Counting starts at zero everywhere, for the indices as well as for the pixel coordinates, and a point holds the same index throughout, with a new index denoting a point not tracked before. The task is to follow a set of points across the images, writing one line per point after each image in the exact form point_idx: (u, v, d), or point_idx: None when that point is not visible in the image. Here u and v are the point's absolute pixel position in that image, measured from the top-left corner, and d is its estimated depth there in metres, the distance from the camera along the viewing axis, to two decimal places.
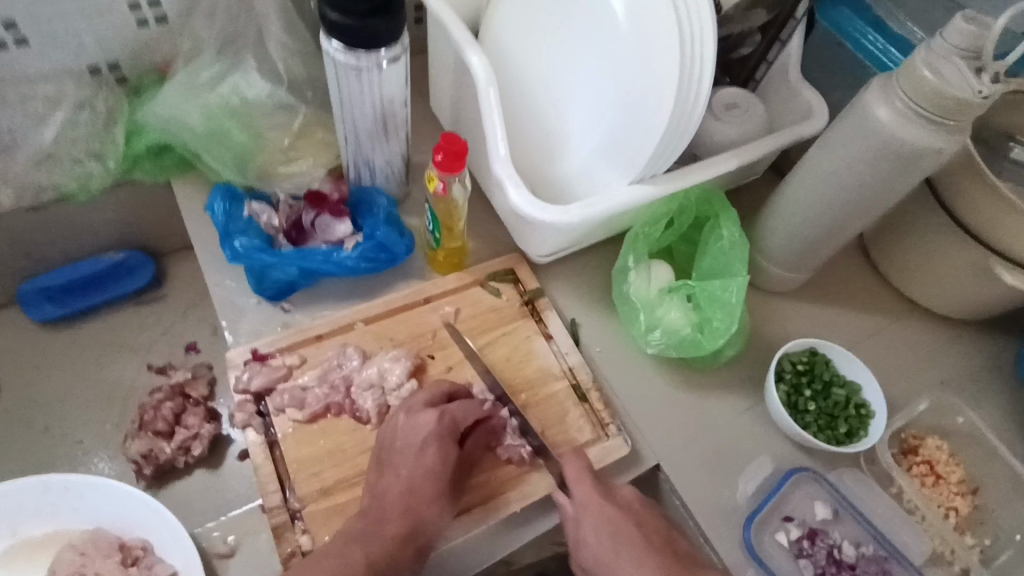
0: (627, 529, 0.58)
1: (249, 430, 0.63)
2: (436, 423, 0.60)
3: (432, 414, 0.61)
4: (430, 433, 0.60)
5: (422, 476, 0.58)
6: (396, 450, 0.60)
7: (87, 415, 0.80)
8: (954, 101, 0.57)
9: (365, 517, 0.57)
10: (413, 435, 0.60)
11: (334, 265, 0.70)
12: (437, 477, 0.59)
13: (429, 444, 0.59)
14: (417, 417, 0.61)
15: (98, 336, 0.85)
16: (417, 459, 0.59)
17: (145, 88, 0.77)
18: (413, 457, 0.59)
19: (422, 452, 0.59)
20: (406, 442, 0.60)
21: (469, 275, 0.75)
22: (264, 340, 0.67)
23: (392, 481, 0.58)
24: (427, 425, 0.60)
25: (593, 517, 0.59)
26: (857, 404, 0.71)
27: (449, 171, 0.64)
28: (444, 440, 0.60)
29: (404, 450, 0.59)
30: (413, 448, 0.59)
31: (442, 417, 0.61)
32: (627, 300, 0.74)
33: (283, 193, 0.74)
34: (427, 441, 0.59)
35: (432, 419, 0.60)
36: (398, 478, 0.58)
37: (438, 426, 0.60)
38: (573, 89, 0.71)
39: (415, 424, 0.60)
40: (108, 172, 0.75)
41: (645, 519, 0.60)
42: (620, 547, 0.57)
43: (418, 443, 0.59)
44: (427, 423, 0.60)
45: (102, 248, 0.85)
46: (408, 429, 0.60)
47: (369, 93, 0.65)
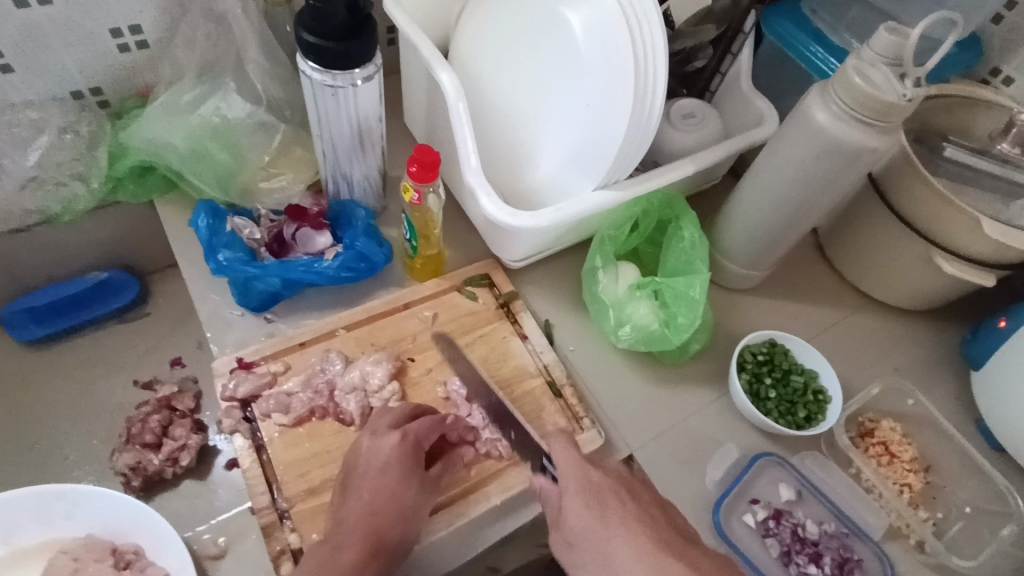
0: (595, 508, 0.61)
1: (237, 436, 0.65)
2: (399, 446, 0.61)
3: (394, 436, 0.62)
4: (392, 457, 0.61)
5: (386, 497, 0.60)
6: (360, 474, 0.61)
7: (74, 432, 0.82)
8: (882, 104, 0.62)
9: (325, 542, 0.58)
10: (377, 457, 0.61)
11: (316, 274, 0.73)
12: (400, 498, 0.60)
13: (391, 465, 0.60)
14: (381, 439, 0.62)
15: (83, 355, 0.87)
16: (380, 481, 0.60)
17: (127, 111, 0.80)
18: (378, 481, 0.60)
19: (384, 475, 0.60)
20: (369, 465, 0.61)
21: (446, 281, 0.78)
22: (249, 349, 0.69)
23: (353, 504, 0.59)
24: (389, 448, 0.61)
25: (575, 488, 0.59)
26: (815, 390, 0.75)
27: (423, 182, 0.68)
28: (406, 462, 0.61)
29: (366, 474, 0.60)
30: (375, 471, 0.60)
31: (404, 439, 0.62)
32: (597, 299, 0.78)
33: (265, 208, 0.77)
34: (390, 464, 0.61)
35: (394, 441, 0.61)
36: (359, 500, 0.59)
37: (401, 449, 0.61)
38: (537, 102, 0.75)
39: (377, 446, 0.62)
40: (92, 193, 0.78)
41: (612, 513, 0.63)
42: (605, 512, 0.57)
43: (381, 467, 0.60)
44: (388, 449, 0.61)
45: (85, 268, 0.87)
46: (372, 451, 0.62)
47: (345, 110, 0.68)
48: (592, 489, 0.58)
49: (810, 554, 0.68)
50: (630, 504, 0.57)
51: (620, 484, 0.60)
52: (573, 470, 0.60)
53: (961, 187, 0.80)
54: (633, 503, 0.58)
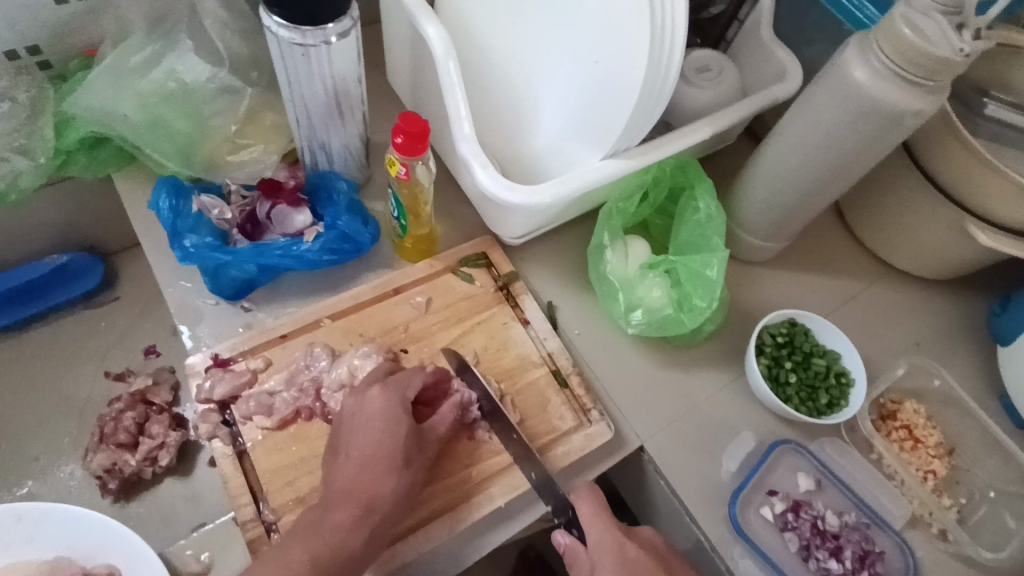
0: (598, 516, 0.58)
1: (215, 441, 0.59)
2: (382, 397, 0.58)
3: (377, 390, 0.59)
4: (377, 409, 0.58)
5: (376, 453, 0.56)
6: (347, 431, 0.58)
7: (44, 430, 0.76)
8: (936, 61, 0.54)
9: (318, 505, 0.55)
10: (360, 413, 0.58)
11: (295, 259, 0.65)
12: (388, 453, 0.56)
13: (376, 420, 0.57)
14: (363, 395, 0.59)
15: (48, 345, 0.80)
16: (367, 436, 0.57)
17: (72, 73, 0.70)
18: (366, 437, 0.57)
19: (370, 431, 0.57)
20: (355, 421, 0.58)
21: (440, 261, 0.71)
22: (225, 344, 0.63)
23: (342, 465, 0.57)
24: (373, 402, 0.58)
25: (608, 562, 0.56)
26: (837, 373, 0.70)
27: (411, 154, 0.60)
28: (392, 415, 0.58)
29: (354, 429, 0.58)
30: (363, 425, 0.58)
31: (386, 389, 0.59)
32: (605, 279, 0.72)
33: (235, 183, 0.69)
34: (376, 416, 0.58)
35: (377, 394, 0.59)
36: (353, 464, 0.56)
37: (385, 400, 0.58)
38: (540, 60, 0.67)
39: (362, 403, 0.58)
40: (40, 168, 0.68)
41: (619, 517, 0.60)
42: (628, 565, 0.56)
43: (367, 424, 0.58)
44: (374, 400, 0.58)
45: (43, 250, 0.79)
46: (355, 409, 0.59)
47: (318, 71, 0.60)
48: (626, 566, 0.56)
49: (831, 548, 0.65)
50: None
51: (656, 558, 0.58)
52: (608, 543, 0.57)
53: (1001, 149, 0.73)
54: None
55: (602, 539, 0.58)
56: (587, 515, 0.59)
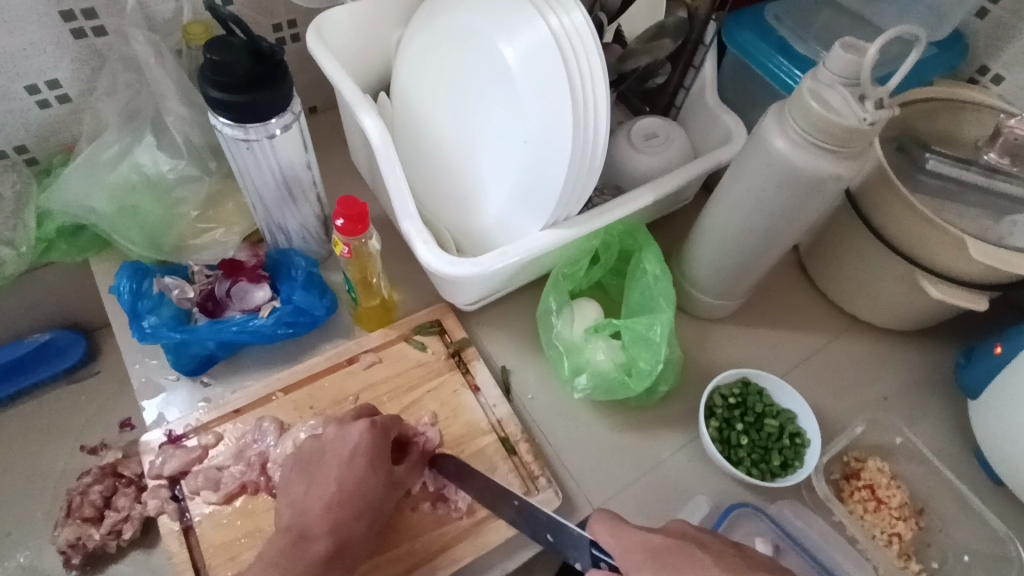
0: (681, 552, 0.50)
1: (163, 517, 0.61)
2: (369, 435, 0.60)
3: (364, 424, 0.61)
4: (360, 444, 0.60)
5: (356, 489, 0.58)
6: (323, 465, 0.60)
7: (17, 507, 0.80)
8: (842, 129, 0.56)
9: (286, 536, 0.56)
10: (343, 446, 0.60)
11: (250, 334, 0.69)
12: (365, 492, 0.59)
13: (360, 453, 0.59)
14: (348, 428, 0.61)
15: (29, 420, 0.85)
16: (346, 471, 0.59)
17: (55, 168, 0.76)
18: (344, 474, 0.59)
19: (350, 464, 0.59)
20: (336, 454, 0.60)
21: (394, 330, 0.74)
22: (180, 420, 0.66)
23: (317, 495, 0.58)
24: (358, 437, 0.60)
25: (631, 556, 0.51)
26: (792, 433, 0.70)
27: (352, 236, 0.63)
28: (377, 452, 0.60)
29: (333, 461, 0.59)
30: (344, 459, 0.59)
31: (375, 426, 0.61)
32: (553, 344, 0.73)
33: (198, 264, 0.73)
34: (359, 453, 0.59)
35: (365, 429, 0.60)
36: (327, 501, 0.58)
37: (372, 439, 0.60)
38: (474, 141, 0.70)
39: (346, 439, 0.60)
40: (22, 257, 0.74)
41: (698, 537, 0.52)
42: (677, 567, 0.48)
43: (347, 460, 0.59)
44: (360, 438, 0.60)
45: (25, 331, 0.85)
46: (339, 441, 0.60)
47: (266, 163, 0.64)
48: (656, 557, 0.49)
49: None
50: (702, 555, 0.49)
51: (683, 539, 0.51)
52: (631, 542, 0.52)
53: (945, 204, 0.73)
54: (711, 562, 0.49)
55: (626, 541, 0.52)
56: (605, 534, 0.53)
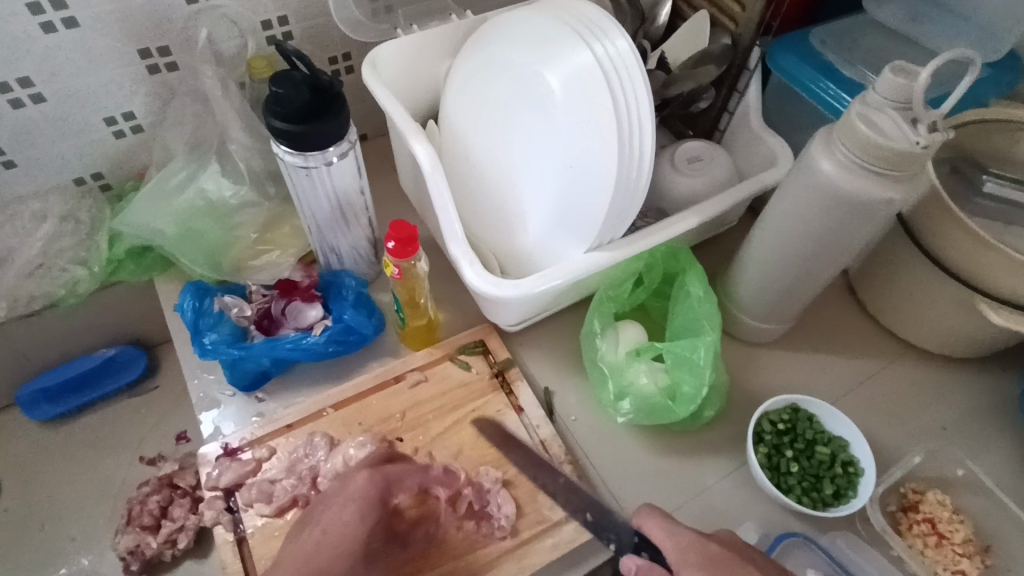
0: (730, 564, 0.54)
1: (218, 527, 0.63)
2: (365, 482, 0.61)
3: (365, 473, 0.62)
4: (358, 490, 0.60)
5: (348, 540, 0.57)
6: (319, 512, 0.60)
7: (81, 512, 0.84)
8: (893, 153, 0.55)
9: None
10: (342, 492, 0.61)
11: (303, 351, 0.72)
12: (354, 539, 0.58)
13: (352, 502, 0.60)
14: (351, 475, 0.62)
15: (93, 429, 0.89)
16: (340, 518, 0.59)
17: (126, 193, 0.81)
18: (337, 518, 0.59)
19: (343, 509, 0.59)
20: (332, 501, 0.60)
21: (439, 349, 0.76)
22: (236, 433, 0.68)
23: (304, 540, 0.58)
24: (356, 483, 0.61)
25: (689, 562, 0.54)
26: (844, 462, 0.68)
27: (402, 257, 0.65)
28: (373, 504, 0.60)
29: (328, 503, 0.60)
30: (337, 508, 0.59)
31: (373, 475, 0.62)
32: (597, 365, 0.73)
33: (255, 284, 0.76)
34: (351, 499, 0.60)
35: (365, 477, 0.61)
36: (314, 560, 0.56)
37: (369, 485, 0.61)
38: (515, 165, 0.72)
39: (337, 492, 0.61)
40: (94, 275, 0.79)
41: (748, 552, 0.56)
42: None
43: (340, 513, 0.59)
44: (358, 484, 0.61)
45: (94, 346, 0.90)
46: (339, 486, 0.61)
47: (321, 187, 0.67)
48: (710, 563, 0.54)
49: None
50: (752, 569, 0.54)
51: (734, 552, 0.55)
52: (688, 544, 0.56)
53: (1003, 228, 0.71)
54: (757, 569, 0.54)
55: (678, 544, 0.56)
56: (657, 531, 0.57)
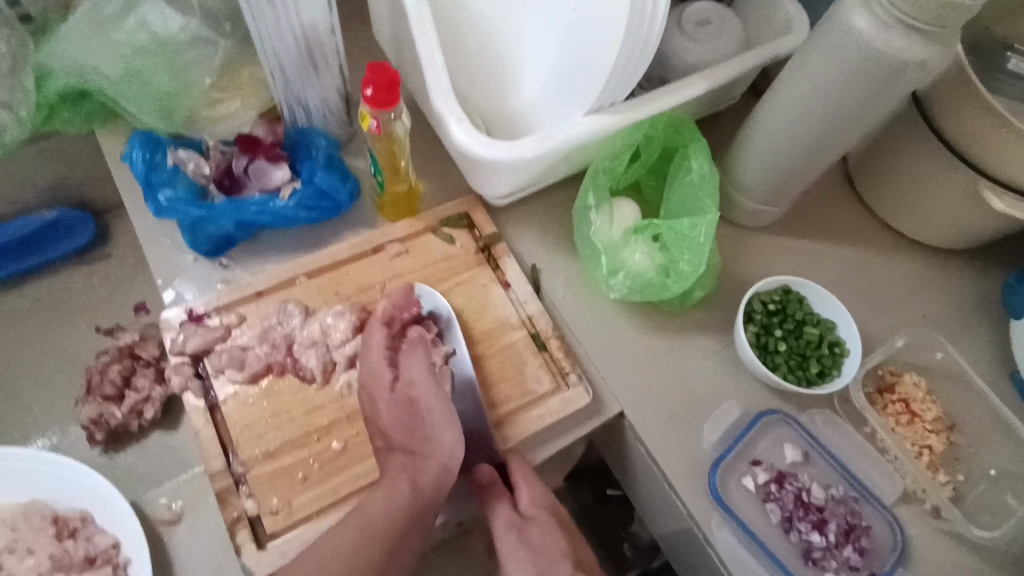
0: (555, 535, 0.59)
1: (187, 394, 0.59)
2: (380, 336, 0.61)
3: (379, 329, 0.61)
4: (378, 347, 0.61)
5: (439, 405, 0.58)
6: (367, 370, 0.60)
7: (37, 381, 0.79)
8: (941, 3, 0.49)
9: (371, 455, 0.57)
10: (372, 354, 0.60)
11: (272, 215, 0.66)
12: (405, 400, 0.58)
13: (382, 359, 0.60)
14: (369, 334, 0.61)
15: (41, 297, 0.82)
16: (378, 382, 0.59)
17: (51, 26, 0.70)
18: (378, 378, 0.59)
19: (381, 368, 0.60)
20: (367, 362, 0.60)
21: (421, 221, 0.70)
22: (201, 299, 0.63)
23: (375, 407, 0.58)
24: (376, 342, 0.61)
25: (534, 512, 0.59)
26: (831, 343, 0.67)
27: (381, 106, 0.59)
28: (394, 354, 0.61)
29: (369, 368, 0.60)
30: (376, 367, 0.60)
31: (385, 326, 0.62)
32: (589, 241, 0.69)
33: (213, 139, 0.69)
34: (379, 357, 0.60)
35: (381, 333, 0.61)
36: (434, 441, 0.57)
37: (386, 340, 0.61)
38: (528, 6, 0.65)
39: (378, 379, 0.59)
40: (22, 122, 0.69)
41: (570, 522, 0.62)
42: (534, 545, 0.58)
43: (394, 398, 0.58)
44: (376, 336, 0.61)
45: (32, 206, 0.81)
46: (365, 348, 0.61)
47: (286, 20, 0.59)
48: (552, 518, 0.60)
49: (814, 520, 0.63)
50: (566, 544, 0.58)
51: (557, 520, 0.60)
52: (533, 493, 0.60)
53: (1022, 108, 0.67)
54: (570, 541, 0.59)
55: (535, 494, 0.59)
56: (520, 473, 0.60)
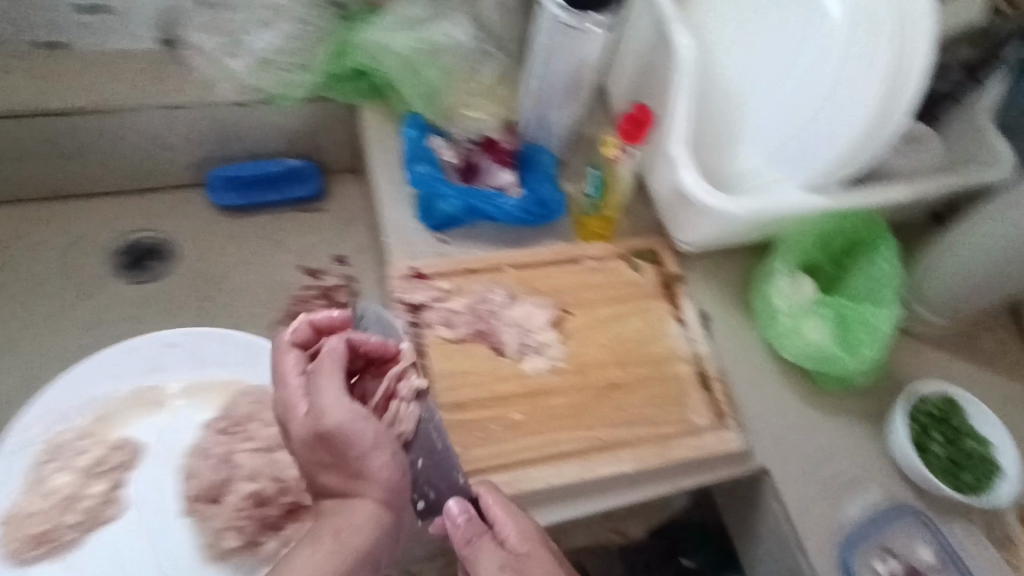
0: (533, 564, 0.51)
1: (401, 336, 0.68)
2: (295, 364, 0.55)
3: (297, 357, 0.56)
4: (297, 382, 0.54)
5: (367, 451, 0.51)
6: (323, 428, 0.52)
7: (241, 296, 0.88)
8: None
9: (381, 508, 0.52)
10: (297, 392, 0.54)
11: (496, 208, 0.74)
12: (316, 447, 0.53)
13: (301, 397, 0.54)
14: (288, 373, 0.55)
15: (264, 229, 0.92)
16: (301, 422, 0.53)
17: (357, 15, 0.83)
18: (296, 416, 0.53)
19: (302, 406, 0.54)
20: (303, 405, 0.53)
21: (615, 247, 0.77)
22: (427, 262, 0.73)
23: (319, 452, 0.53)
24: (291, 372, 0.55)
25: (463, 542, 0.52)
26: (989, 461, 0.68)
27: (630, 140, 0.70)
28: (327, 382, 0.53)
29: (297, 416, 0.53)
30: (300, 403, 0.54)
31: (301, 359, 0.56)
32: (768, 302, 0.74)
33: (461, 134, 0.79)
34: (299, 396, 0.54)
35: (297, 363, 0.55)
36: (365, 479, 0.52)
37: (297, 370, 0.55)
38: (760, 84, 0.72)
39: (292, 410, 0.53)
40: (311, 85, 0.83)
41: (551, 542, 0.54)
42: None
43: (390, 462, 0.52)
44: (290, 361, 0.55)
45: (280, 153, 0.92)
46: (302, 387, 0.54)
47: (569, 53, 0.69)
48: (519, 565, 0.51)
49: None
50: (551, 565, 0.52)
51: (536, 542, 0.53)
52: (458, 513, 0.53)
53: None
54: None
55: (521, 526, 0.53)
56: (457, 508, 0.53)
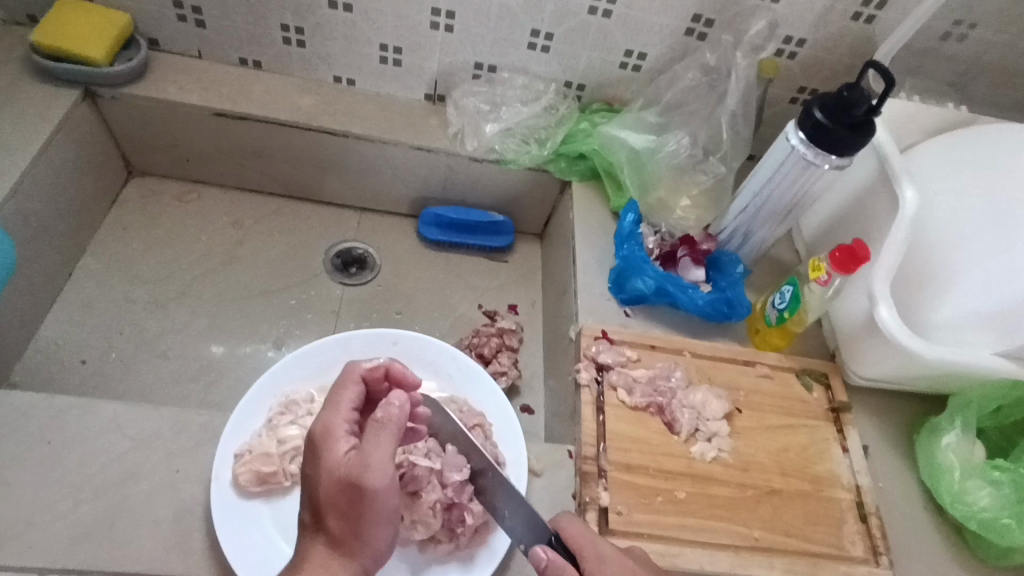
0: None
1: (586, 389, 0.75)
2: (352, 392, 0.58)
3: (353, 387, 0.58)
4: (380, 440, 0.51)
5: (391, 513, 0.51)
6: (364, 477, 0.50)
7: (427, 317, 0.98)
8: None
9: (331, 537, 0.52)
10: (341, 421, 0.55)
11: (687, 297, 0.81)
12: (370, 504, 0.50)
13: (379, 447, 0.50)
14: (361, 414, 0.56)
15: (453, 264, 1.04)
16: (365, 473, 0.50)
17: (592, 110, 0.98)
18: (361, 467, 0.50)
19: (368, 448, 0.51)
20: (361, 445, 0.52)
21: (789, 361, 0.82)
22: (614, 329, 0.80)
23: (345, 502, 0.51)
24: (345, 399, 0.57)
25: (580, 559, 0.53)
26: None
27: (840, 269, 0.72)
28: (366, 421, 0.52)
29: (355, 458, 0.51)
30: (376, 453, 0.50)
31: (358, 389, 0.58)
32: (935, 453, 0.75)
33: (664, 228, 0.89)
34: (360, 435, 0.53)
35: (353, 392, 0.58)
36: (365, 542, 0.51)
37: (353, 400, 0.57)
38: (970, 247, 0.74)
39: (332, 445, 0.53)
40: (540, 156, 0.95)
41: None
42: None
43: (341, 476, 0.51)
44: (348, 394, 0.57)
45: (491, 207, 1.04)
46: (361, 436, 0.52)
47: (797, 180, 0.76)
48: None
49: None
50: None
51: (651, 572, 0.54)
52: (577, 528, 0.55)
53: None
54: None
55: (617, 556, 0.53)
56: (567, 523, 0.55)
